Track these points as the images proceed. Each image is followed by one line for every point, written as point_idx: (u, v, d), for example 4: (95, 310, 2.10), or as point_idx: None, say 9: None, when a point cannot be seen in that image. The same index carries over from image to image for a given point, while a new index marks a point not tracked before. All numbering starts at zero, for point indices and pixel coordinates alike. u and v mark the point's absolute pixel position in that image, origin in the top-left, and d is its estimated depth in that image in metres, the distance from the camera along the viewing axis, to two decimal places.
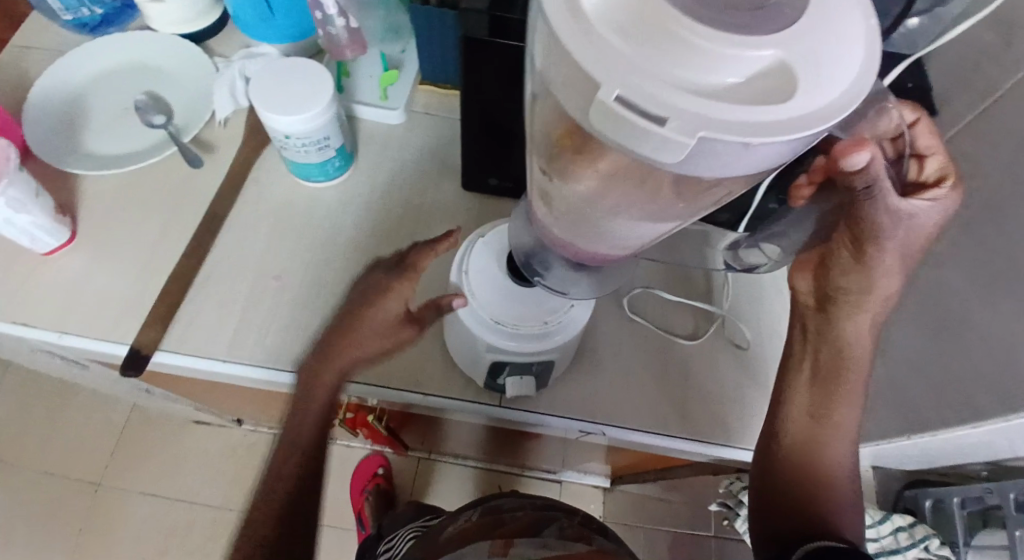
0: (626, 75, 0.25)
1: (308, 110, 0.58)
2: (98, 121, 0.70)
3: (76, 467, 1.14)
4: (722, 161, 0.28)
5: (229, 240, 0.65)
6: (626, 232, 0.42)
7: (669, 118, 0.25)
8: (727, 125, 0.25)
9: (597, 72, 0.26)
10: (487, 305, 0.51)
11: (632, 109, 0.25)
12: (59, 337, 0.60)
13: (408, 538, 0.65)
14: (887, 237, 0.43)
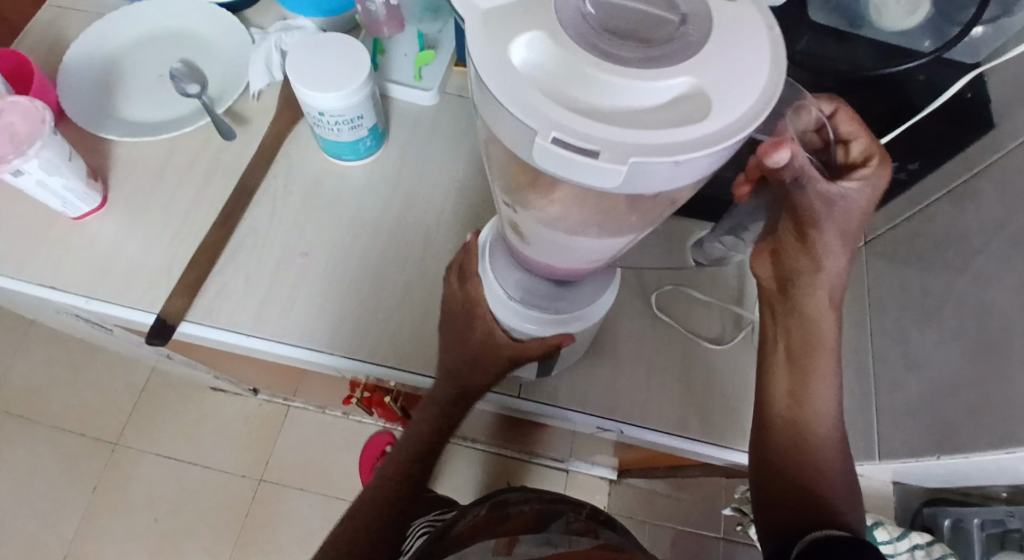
0: (553, 116, 0.27)
1: (343, 87, 0.57)
2: (132, 87, 0.70)
3: (94, 425, 1.17)
4: (660, 181, 0.29)
5: (257, 214, 0.65)
6: (577, 248, 0.41)
7: (601, 151, 0.26)
8: (654, 148, 0.26)
9: (528, 119, 0.27)
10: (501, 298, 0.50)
11: (569, 146, 0.27)
12: (88, 302, 0.61)
13: (420, 535, 0.68)
14: (825, 220, 0.46)
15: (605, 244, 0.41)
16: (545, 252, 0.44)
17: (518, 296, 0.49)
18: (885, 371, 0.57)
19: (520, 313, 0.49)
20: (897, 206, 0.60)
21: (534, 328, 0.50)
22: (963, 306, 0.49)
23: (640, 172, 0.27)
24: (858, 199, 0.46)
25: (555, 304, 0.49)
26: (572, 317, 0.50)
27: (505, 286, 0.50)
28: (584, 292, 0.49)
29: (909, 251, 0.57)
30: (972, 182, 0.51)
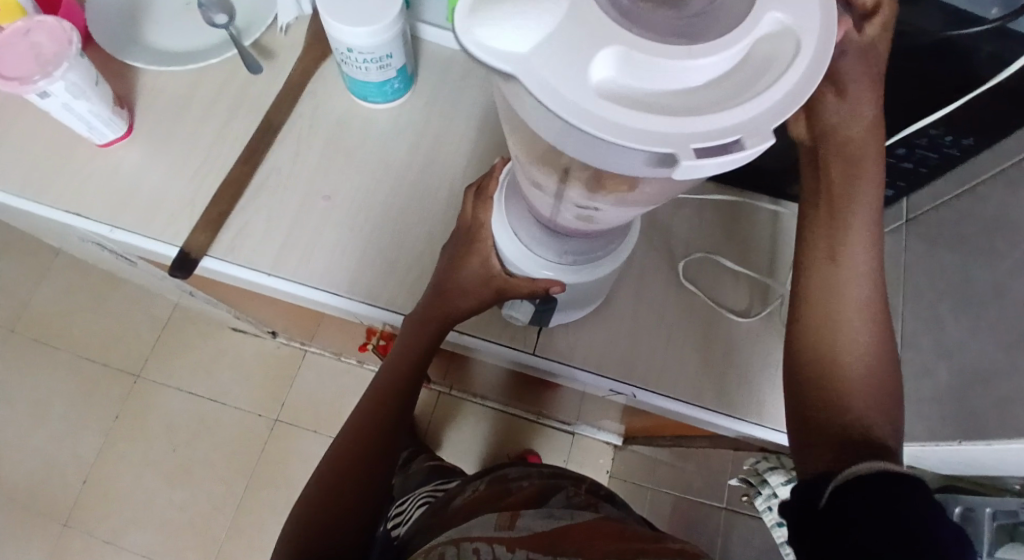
0: (680, 135, 0.28)
1: (372, 23, 0.55)
2: (159, 14, 0.68)
3: (115, 356, 1.19)
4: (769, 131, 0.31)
5: (281, 152, 0.64)
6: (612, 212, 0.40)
7: (739, 138, 0.28)
8: (771, 110, 0.28)
9: (664, 146, 0.28)
10: (520, 251, 0.49)
11: (709, 150, 0.28)
12: (111, 231, 0.61)
13: (419, 506, 0.70)
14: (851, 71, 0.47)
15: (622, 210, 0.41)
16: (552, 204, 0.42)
17: (528, 243, 0.48)
18: (914, 355, 0.55)
19: (533, 258, 0.48)
20: (943, 185, 0.57)
21: (552, 275, 0.48)
22: (1007, 294, 0.47)
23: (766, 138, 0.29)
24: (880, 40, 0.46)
25: (566, 258, 0.48)
26: (589, 265, 0.48)
27: (516, 234, 0.49)
28: (604, 241, 0.48)
29: (952, 233, 0.54)
30: None
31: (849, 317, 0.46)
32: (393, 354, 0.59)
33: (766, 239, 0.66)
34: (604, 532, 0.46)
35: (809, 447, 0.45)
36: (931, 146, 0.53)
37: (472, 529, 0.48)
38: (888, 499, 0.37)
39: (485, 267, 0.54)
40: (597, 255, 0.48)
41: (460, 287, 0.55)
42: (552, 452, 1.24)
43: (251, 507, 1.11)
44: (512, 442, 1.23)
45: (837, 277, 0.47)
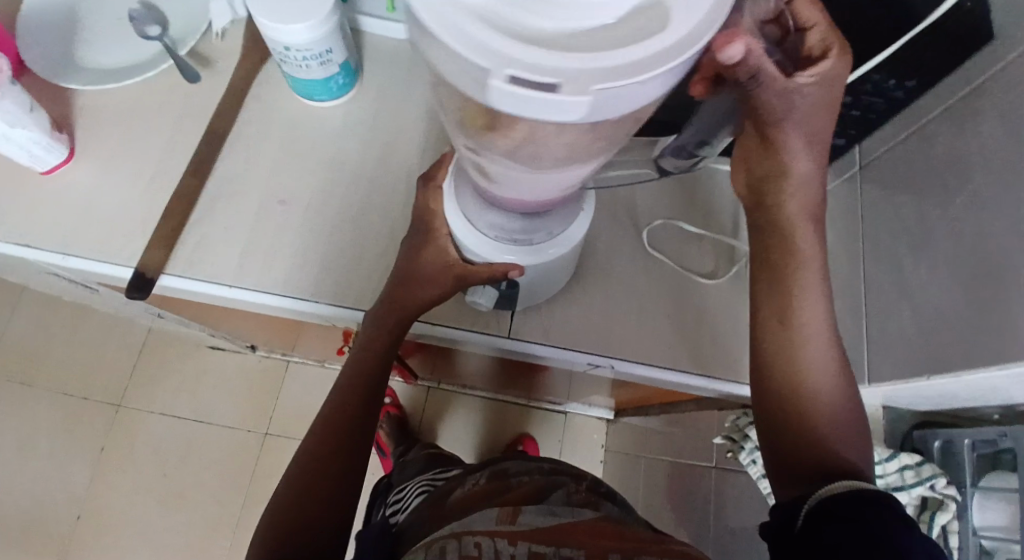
0: (506, 51, 0.26)
1: (307, 19, 0.54)
2: (90, 31, 0.66)
3: (93, 388, 1.17)
4: (617, 103, 0.29)
5: (232, 161, 0.63)
6: (549, 178, 0.40)
7: (563, 83, 0.26)
8: (615, 71, 0.26)
9: (483, 59, 0.26)
10: (478, 238, 0.49)
11: (529, 85, 0.27)
12: (63, 259, 0.59)
13: (417, 494, 0.68)
14: (787, 121, 0.44)
15: (561, 178, 0.40)
16: (502, 182, 0.42)
17: (483, 231, 0.49)
18: (878, 299, 0.56)
19: (491, 243, 0.48)
20: (891, 128, 0.57)
21: (511, 259, 0.48)
22: (962, 230, 0.47)
23: (602, 98, 0.28)
24: (821, 99, 0.44)
25: (517, 237, 0.48)
26: (546, 244, 0.49)
27: (472, 221, 0.49)
28: (554, 220, 0.49)
29: (904, 175, 0.55)
30: (970, 98, 0.48)
31: (807, 275, 0.48)
32: (363, 361, 0.59)
33: (726, 202, 0.67)
34: (600, 530, 0.46)
35: (785, 461, 0.46)
36: (875, 91, 0.54)
37: (472, 522, 0.46)
38: (865, 513, 0.38)
39: (444, 258, 0.54)
40: (548, 228, 0.49)
41: (421, 275, 0.54)
42: (545, 433, 1.24)
43: (252, 521, 1.11)
44: (504, 428, 1.24)
45: (794, 341, 0.47)
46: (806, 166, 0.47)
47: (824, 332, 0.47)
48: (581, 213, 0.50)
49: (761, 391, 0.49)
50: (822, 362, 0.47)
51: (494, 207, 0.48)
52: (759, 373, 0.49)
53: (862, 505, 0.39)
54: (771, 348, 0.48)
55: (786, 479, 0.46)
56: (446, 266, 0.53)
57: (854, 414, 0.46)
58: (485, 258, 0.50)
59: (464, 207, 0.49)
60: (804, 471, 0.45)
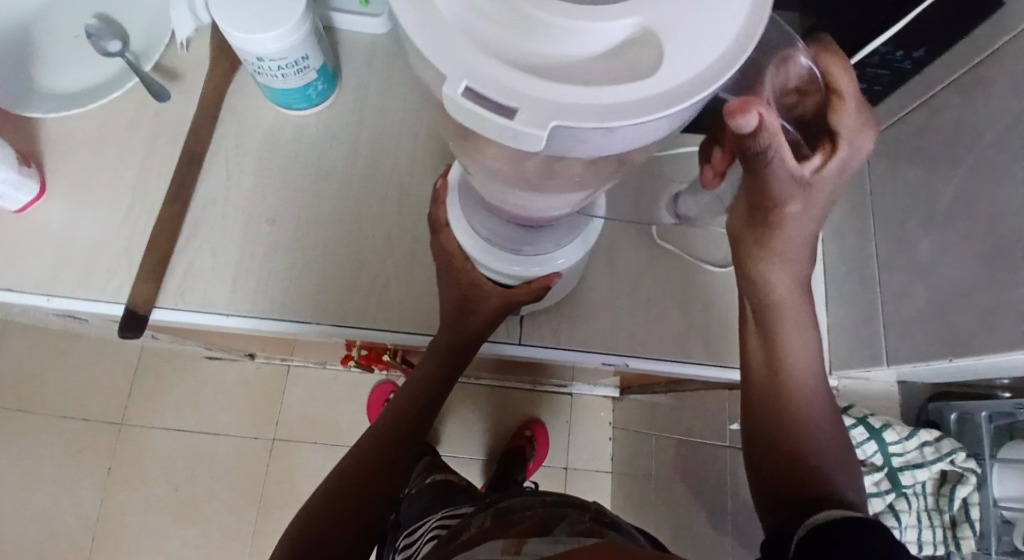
0: (467, 63, 0.24)
1: (276, 26, 0.50)
2: (46, 52, 0.61)
3: (94, 409, 1.15)
4: (591, 145, 0.27)
5: (212, 181, 0.60)
6: (539, 202, 0.38)
7: (520, 109, 0.24)
8: (579, 110, 0.24)
9: (443, 66, 0.24)
10: (478, 251, 0.47)
11: (484, 103, 0.24)
12: (48, 301, 0.56)
13: (428, 534, 0.64)
14: (788, 204, 0.43)
15: (571, 199, 0.38)
16: (512, 200, 0.40)
17: (487, 240, 0.47)
18: (890, 278, 0.55)
19: (494, 254, 0.47)
20: (897, 99, 0.55)
21: (517, 269, 0.47)
22: (973, 208, 0.46)
23: (568, 133, 0.25)
24: (825, 180, 0.42)
25: (521, 246, 0.46)
26: (552, 255, 0.47)
27: (473, 229, 0.47)
28: (557, 233, 0.46)
29: (913, 149, 0.53)
30: (982, 68, 0.46)
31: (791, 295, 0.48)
32: (399, 401, 0.59)
33: None
34: (596, 552, 0.39)
35: (770, 481, 0.46)
36: (882, 63, 0.52)
37: (478, 553, 0.46)
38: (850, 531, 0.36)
39: (476, 287, 0.51)
40: (549, 241, 0.47)
41: (464, 310, 0.52)
42: (553, 415, 1.25)
43: (267, 527, 1.11)
44: (512, 414, 1.24)
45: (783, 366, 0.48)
46: (799, 228, 0.45)
47: (811, 365, 0.48)
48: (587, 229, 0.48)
49: (750, 407, 0.49)
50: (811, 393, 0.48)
51: (496, 216, 0.46)
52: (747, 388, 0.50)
53: (852, 527, 0.37)
54: (766, 368, 0.49)
55: (776, 506, 0.45)
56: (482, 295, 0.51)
57: (837, 435, 0.47)
58: (490, 272, 0.48)
59: (459, 218, 0.47)
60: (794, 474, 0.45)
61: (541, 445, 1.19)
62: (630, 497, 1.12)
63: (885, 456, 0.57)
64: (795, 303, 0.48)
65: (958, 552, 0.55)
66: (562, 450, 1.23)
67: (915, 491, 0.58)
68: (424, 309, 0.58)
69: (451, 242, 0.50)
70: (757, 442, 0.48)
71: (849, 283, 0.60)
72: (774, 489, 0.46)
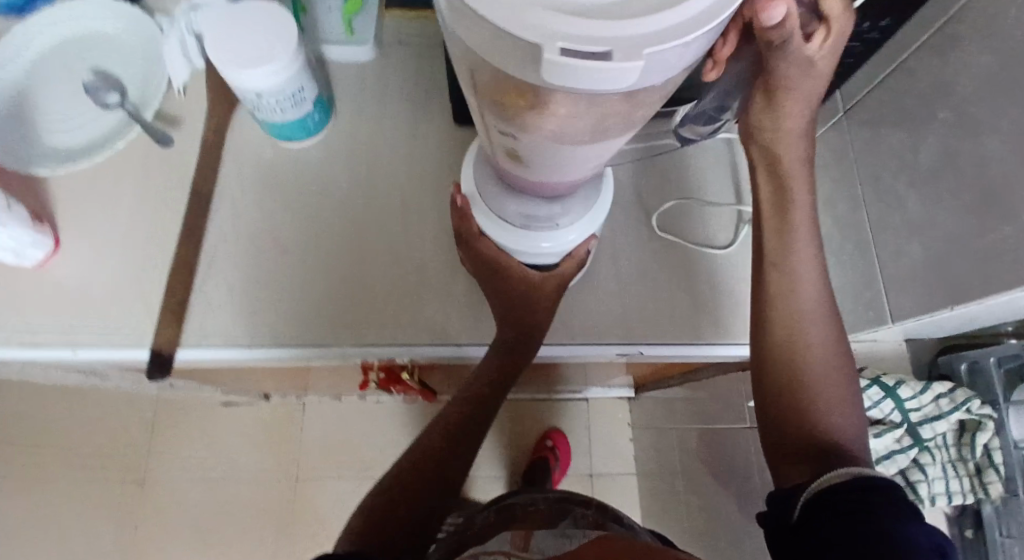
0: (554, 25, 0.25)
1: (271, 61, 0.52)
2: (47, 110, 0.63)
3: (113, 466, 1.15)
4: (667, 65, 0.28)
5: (222, 218, 0.61)
6: (580, 164, 0.41)
7: (614, 50, 0.26)
8: (662, 32, 0.26)
9: (532, 35, 0.25)
10: (520, 232, 0.50)
11: (578, 55, 0.26)
12: (73, 352, 0.57)
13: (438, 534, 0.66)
14: (797, 90, 0.46)
15: (605, 153, 0.41)
16: (553, 174, 0.43)
17: (524, 224, 0.49)
18: (885, 238, 0.57)
19: (536, 231, 0.49)
20: (869, 68, 0.58)
21: (562, 238, 0.50)
22: (957, 158, 0.48)
23: (654, 60, 0.27)
24: (825, 63, 0.45)
25: (556, 218, 0.49)
26: (583, 219, 0.49)
27: (509, 218, 0.49)
28: (580, 203, 0.49)
29: (891, 111, 0.55)
30: (949, 27, 0.49)
31: (800, 267, 0.49)
32: (444, 412, 0.60)
33: (722, 167, 0.67)
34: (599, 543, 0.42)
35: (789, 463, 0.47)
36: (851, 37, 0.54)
37: (488, 547, 0.48)
38: (860, 514, 0.38)
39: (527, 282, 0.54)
40: (575, 210, 0.49)
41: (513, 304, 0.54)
42: (570, 422, 1.25)
43: None
44: (530, 426, 1.24)
45: (798, 345, 0.49)
46: (801, 121, 0.49)
47: (827, 337, 0.49)
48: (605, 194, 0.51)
49: (762, 383, 0.50)
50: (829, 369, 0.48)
51: (520, 198, 0.49)
52: (760, 366, 0.51)
53: (860, 509, 0.38)
54: (782, 344, 0.49)
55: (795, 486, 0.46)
56: (534, 286, 0.54)
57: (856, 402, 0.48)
58: (533, 250, 0.51)
59: (491, 203, 0.50)
60: (803, 455, 0.46)
61: (563, 453, 1.19)
62: (657, 494, 1.12)
63: (902, 414, 0.57)
64: (806, 284, 0.49)
65: (987, 498, 0.56)
66: (585, 455, 1.24)
67: (937, 443, 0.58)
68: (440, 318, 0.59)
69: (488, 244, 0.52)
70: (768, 417, 0.50)
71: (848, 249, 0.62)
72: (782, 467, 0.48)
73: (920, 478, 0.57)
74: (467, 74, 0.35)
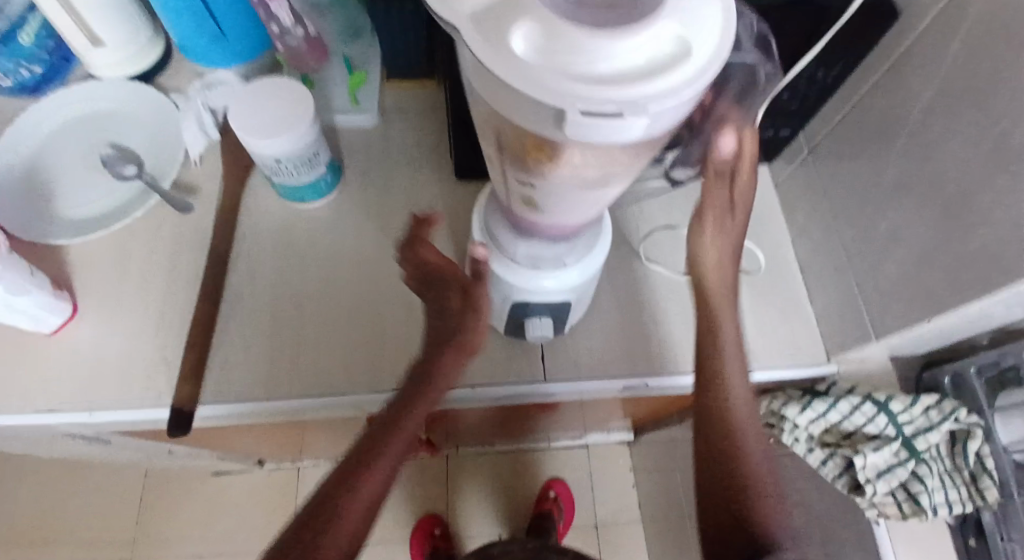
0: (572, 91, 0.29)
1: (289, 130, 0.56)
2: (64, 184, 0.66)
3: (104, 547, 1.11)
4: (670, 117, 0.32)
5: (238, 278, 0.63)
6: (587, 206, 0.45)
7: (623, 109, 0.29)
8: (666, 91, 0.29)
9: (555, 100, 0.29)
10: (529, 271, 0.52)
11: (594, 114, 0.29)
12: (89, 415, 0.58)
13: None
14: (710, 210, 0.53)
15: (609, 197, 0.45)
16: (562, 216, 0.46)
17: (534, 266, 0.52)
18: (862, 262, 0.61)
19: (546, 269, 0.52)
20: (828, 110, 0.64)
21: (568, 274, 0.53)
22: (917, 184, 0.54)
23: (659, 115, 0.30)
24: (738, 201, 0.53)
25: (564, 259, 0.53)
26: (589, 257, 0.53)
27: (518, 259, 0.52)
28: (583, 245, 0.53)
29: (853, 147, 0.61)
30: (894, 72, 0.55)
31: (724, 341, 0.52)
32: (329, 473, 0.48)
33: None
34: None
35: (713, 528, 0.49)
36: (810, 83, 0.61)
37: None
38: None
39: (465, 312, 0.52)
40: (581, 249, 0.53)
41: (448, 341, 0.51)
42: (572, 471, 1.25)
43: None
44: (532, 478, 1.24)
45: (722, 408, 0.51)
46: (723, 236, 0.53)
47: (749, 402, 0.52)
48: (605, 237, 0.54)
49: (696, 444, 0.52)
50: (751, 426, 0.51)
51: (530, 240, 0.52)
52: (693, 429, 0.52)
53: None
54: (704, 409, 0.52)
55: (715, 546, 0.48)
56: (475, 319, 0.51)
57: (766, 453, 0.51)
58: (541, 290, 0.53)
59: (502, 245, 0.53)
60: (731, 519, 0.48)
61: (568, 504, 1.19)
62: (665, 539, 1.12)
63: (896, 426, 0.58)
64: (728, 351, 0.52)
65: (985, 504, 0.57)
66: (588, 503, 1.23)
67: (932, 455, 0.59)
68: None
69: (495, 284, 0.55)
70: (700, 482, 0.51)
71: (828, 275, 0.67)
72: (713, 531, 0.49)
73: (921, 490, 0.57)
74: (491, 135, 0.39)
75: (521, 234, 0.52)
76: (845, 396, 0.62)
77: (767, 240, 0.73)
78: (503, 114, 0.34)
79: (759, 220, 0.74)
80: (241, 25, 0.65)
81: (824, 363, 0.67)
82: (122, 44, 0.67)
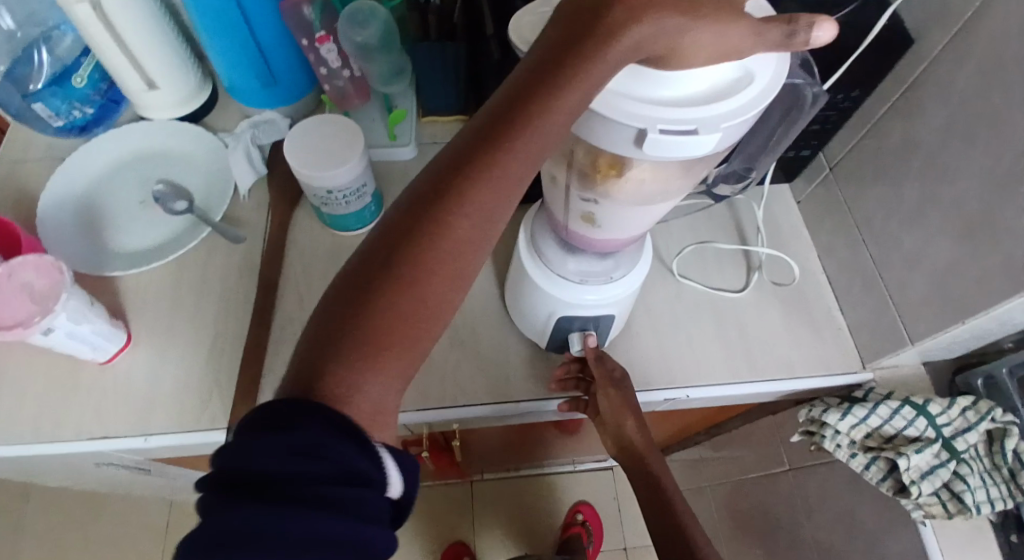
0: (653, 114, 0.34)
1: (346, 161, 0.59)
2: (118, 219, 0.68)
3: None
4: (733, 136, 0.36)
5: (287, 304, 0.65)
6: (636, 222, 0.47)
7: (699, 127, 0.34)
8: (734, 111, 0.34)
9: (637, 122, 0.34)
10: (577, 285, 0.54)
11: (673, 133, 0.34)
12: (145, 441, 0.59)
13: None
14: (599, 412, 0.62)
15: (660, 214, 0.48)
16: (613, 233, 0.49)
17: (582, 279, 0.55)
18: (889, 272, 0.64)
19: (594, 283, 0.55)
20: (848, 130, 0.68)
21: (615, 288, 0.55)
22: (940, 196, 0.56)
23: (728, 132, 0.35)
24: (615, 401, 0.61)
25: (612, 273, 0.55)
26: (634, 273, 0.56)
27: (568, 273, 0.55)
28: (627, 262, 0.56)
29: (874, 163, 0.64)
30: (910, 93, 0.58)
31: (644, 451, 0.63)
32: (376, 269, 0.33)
33: (727, 229, 0.77)
34: None
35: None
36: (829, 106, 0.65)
37: None
38: None
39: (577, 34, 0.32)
40: (628, 266, 0.56)
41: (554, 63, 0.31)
42: (600, 494, 1.24)
43: None
44: (559, 502, 1.24)
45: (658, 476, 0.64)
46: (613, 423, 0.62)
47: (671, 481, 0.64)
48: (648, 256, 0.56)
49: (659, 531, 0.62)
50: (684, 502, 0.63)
51: (578, 253, 0.56)
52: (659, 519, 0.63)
53: None
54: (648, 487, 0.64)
55: None
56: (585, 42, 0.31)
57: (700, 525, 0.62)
58: (585, 303, 0.55)
59: (553, 260, 0.56)
60: None
61: (595, 528, 1.18)
62: None
63: (935, 429, 0.60)
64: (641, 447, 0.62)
65: None
66: (616, 529, 1.22)
67: (971, 455, 0.60)
68: (500, 380, 0.65)
69: (545, 301, 0.57)
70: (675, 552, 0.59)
71: (856, 286, 0.69)
72: None
73: (964, 488, 0.58)
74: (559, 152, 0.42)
75: (572, 249, 0.56)
76: (883, 401, 0.63)
77: (794, 256, 0.75)
78: (582, 137, 0.38)
79: (784, 236, 0.77)
80: (290, 66, 0.69)
81: (860, 371, 0.69)
82: (176, 87, 0.70)
